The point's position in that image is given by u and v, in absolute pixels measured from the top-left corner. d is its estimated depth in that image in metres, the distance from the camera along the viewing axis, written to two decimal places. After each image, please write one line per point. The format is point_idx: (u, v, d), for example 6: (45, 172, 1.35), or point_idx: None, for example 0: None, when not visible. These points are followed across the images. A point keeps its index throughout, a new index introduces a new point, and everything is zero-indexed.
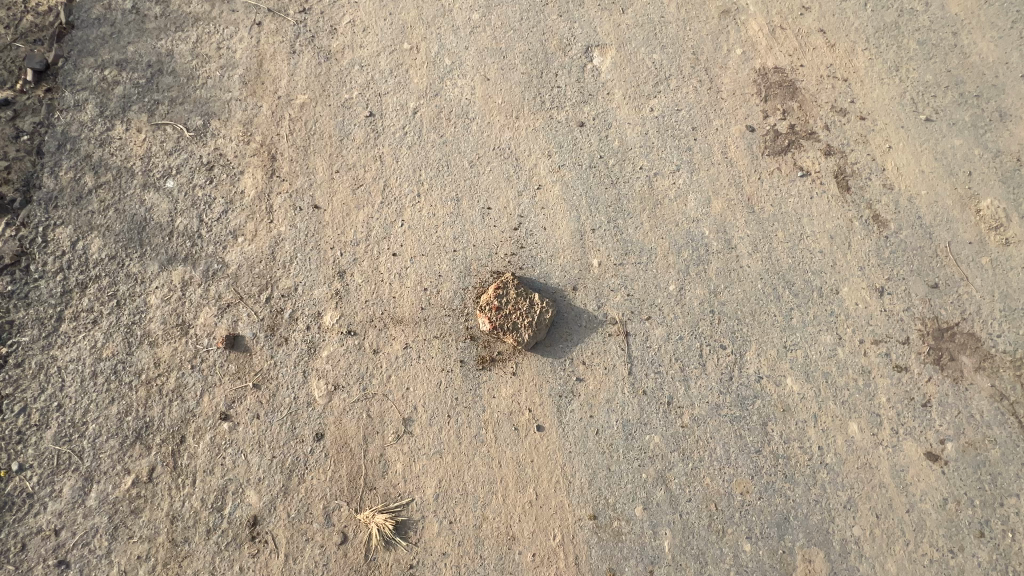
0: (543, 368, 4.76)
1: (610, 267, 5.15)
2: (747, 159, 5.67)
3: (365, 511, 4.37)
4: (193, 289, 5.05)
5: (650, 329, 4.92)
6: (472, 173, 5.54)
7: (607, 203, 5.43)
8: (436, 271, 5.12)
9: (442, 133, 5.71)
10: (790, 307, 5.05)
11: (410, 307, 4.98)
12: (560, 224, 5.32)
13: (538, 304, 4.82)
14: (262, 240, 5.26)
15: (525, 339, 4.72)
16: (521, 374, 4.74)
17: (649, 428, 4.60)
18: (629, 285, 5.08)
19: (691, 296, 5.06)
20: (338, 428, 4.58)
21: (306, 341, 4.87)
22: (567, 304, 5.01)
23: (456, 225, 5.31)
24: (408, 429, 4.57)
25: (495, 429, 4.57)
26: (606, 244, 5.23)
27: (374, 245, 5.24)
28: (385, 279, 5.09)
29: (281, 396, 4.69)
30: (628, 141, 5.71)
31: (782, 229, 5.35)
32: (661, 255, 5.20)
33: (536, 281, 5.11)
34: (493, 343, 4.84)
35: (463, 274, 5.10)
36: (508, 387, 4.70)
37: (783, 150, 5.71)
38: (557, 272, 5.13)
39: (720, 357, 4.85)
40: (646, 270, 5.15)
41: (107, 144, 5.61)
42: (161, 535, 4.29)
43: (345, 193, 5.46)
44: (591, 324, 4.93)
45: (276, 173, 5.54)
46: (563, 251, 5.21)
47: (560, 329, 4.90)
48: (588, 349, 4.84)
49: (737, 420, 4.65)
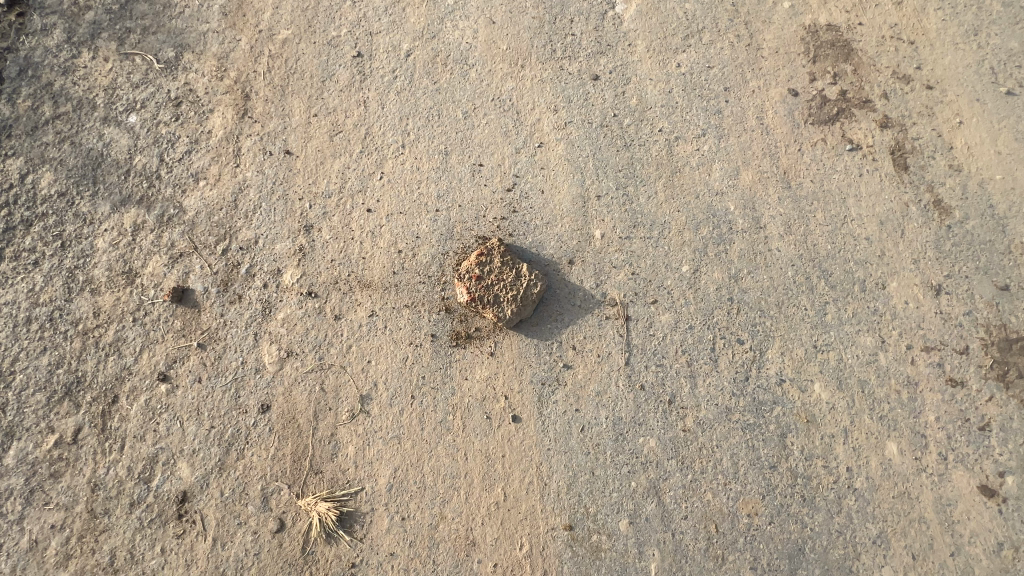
0: (527, 351, 4.10)
1: (614, 240, 4.42)
2: (787, 128, 4.85)
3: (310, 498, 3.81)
4: (144, 235, 4.53)
5: (655, 315, 4.21)
6: (465, 125, 4.86)
7: (617, 167, 4.69)
8: (414, 232, 4.48)
9: (435, 80, 5.01)
10: (825, 301, 4.26)
11: (381, 270, 4.37)
12: (561, 188, 4.61)
13: (526, 276, 4.16)
14: (225, 186, 4.70)
15: (507, 315, 4.07)
16: (500, 356, 4.09)
17: (644, 430, 3.90)
18: (635, 262, 4.36)
19: (707, 280, 4.31)
20: (287, 401, 4.03)
21: (262, 300, 4.32)
22: (561, 279, 4.32)
23: (442, 182, 4.65)
24: (365, 408, 3.99)
25: (463, 416, 3.95)
26: (612, 214, 4.51)
27: (347, 198, 4.63)
28: (357, 238, 4.49)
29: (227, 360, 4.16)
30: (648, 99, 4.94)
31: (822, 209, 4.54)
32: (675, 231, 4.46)
33: (527, 251, 4.42)
34: (471, 317, 4.19)
35: (444, 237, 4.46)
36: (484, 369, 4.05)
37: (830, 119, 4.87)
38: (552, 241, 4.43)
39: (735, 353, 4.12)
40: (657, 247, 4.41)
41: (70, 73, 5.05)
42: (79, 504, 3.82)
43: (322, 139, 4.85)
44: (587, 304, 4.24)
45: (248, 114, 4.96)
46: (560, 218, 4.50)
47: (549, 308, 4.22)
48: (580, 332, 4.16)
49: (751, 429, 3.91)
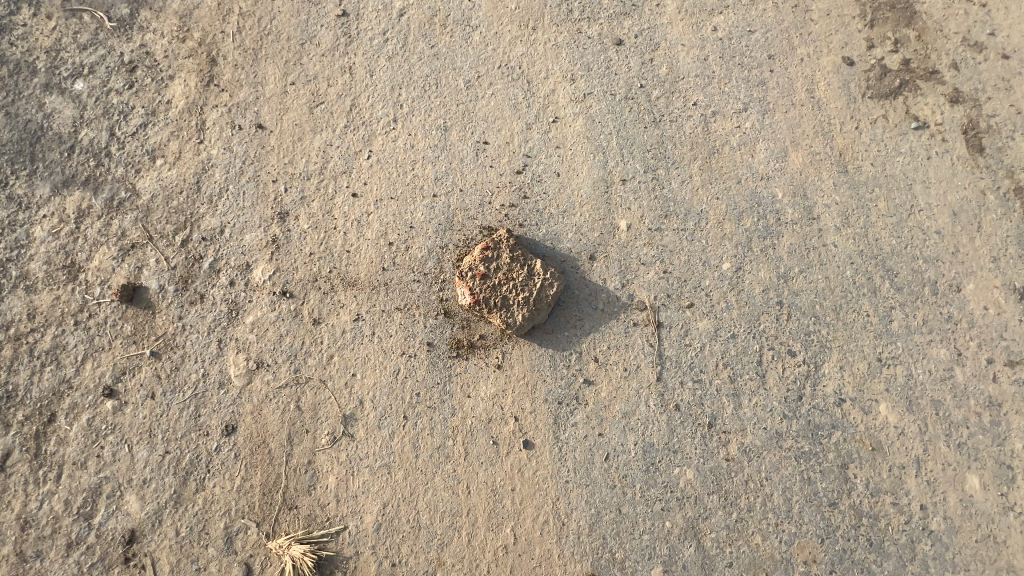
0: (540, 363, 3.47)
1: (642, 233, 3.77)
2: (841, 102, 4.16)
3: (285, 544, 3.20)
4: (89, 223, 3.85)
5: (691, 321, 3.58)
6: (468, 96, 4.16)
7: (645, 147, 4.02)
8: (407, 221, 3.82)
9: (432, 43, 4.28)
10: (890, 306, 3.62)
11: (368, 266, 3.71)
12: (579, 170, 3.94)
13: (540, 275, 3.51)
14: (186, 165, 4.01)
15: (518, 321, 3.44)
16: (509, 369, 3.45)
17: (680, 460, 3.30)
18: (666, 258, 3.72)
19: (752, 280, 3.67)
20: (256, 422, 3.40)
21: (228, 301, 3.66)
22: (580, 278, 3.67)
23: (440, 163, 3.97)
24: (349, 431, 3.37)
25: (465, 441, 3.33)
26: (640, 201, 3.85)
27: (329, 181, 3.95)
28: (340, 228, 3.82)
29: (185, 372, 3.51)
30: (680, 68, 4.24)
31: (885, 197, 3.88)
32: (714, 222, 3.80)
33: (540, 244, 3.76)
34: (474, 323, 3.55)
35: (443, 227, 3.79)
36: (490, 385, 3.42)
37: (890, 93, 4.19)
38: (570, 233, 3.77)
39: (785, 367, 3.50)
40: (693, 240, 3.76)
41: (6, 31, 4.27)
42: (7, 545, 3.21)
43: (300, 111, 4.16)
44: (611, 307, 3.60)
45: (214, 82, 4.24)
46: (579, 206, 3.84)
47: (567, 312, 3.58)
48: (603, 341, 3.52)
49: (807, 459, 3.31)
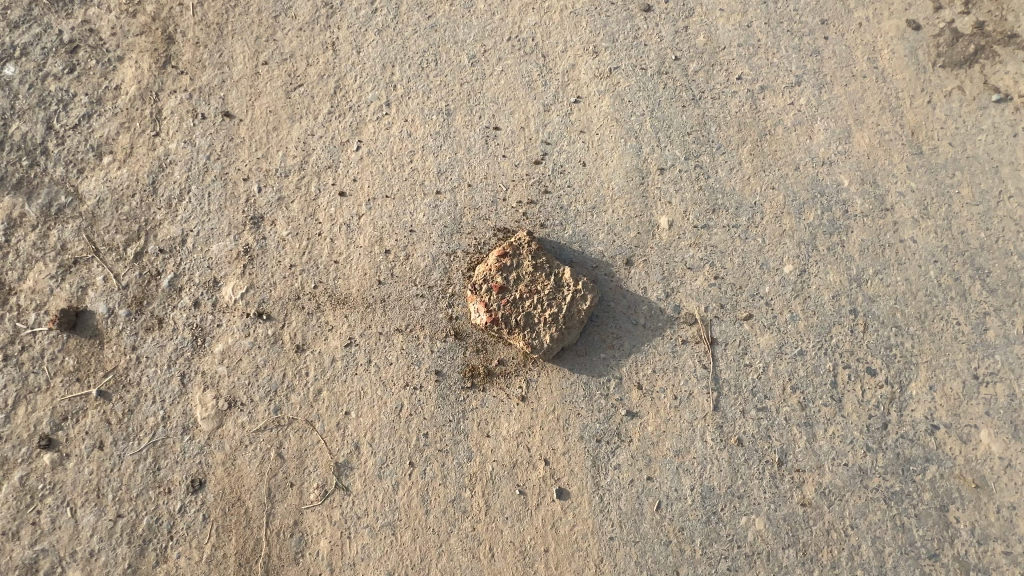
0: (572, 393, 2.88)
1: (686, 231, 3.18)
2: (909, 73, 3.55)
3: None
4: (22, 235, 3.19)
5: (751, 336, 2.99)
6: (473, 73, 3.52)
7: (685, 129, 3.41)
8: (406, 224, 3.19)
9: (428, 12, 3.60)
10: (983, 312, 3.06)
11: (361, 279, 3.10)
12: (608, 158, 3.33)
13: (569, 286, 2.91)
14: (140, 163, 3.35)
15: (544, 343, 2.84)
16: (536, 401, 2.86)
17: (746, 507, 2.74)
18: (717, 261, 3.13)
19: (819, 285, 3.09)
20: (229, 475, 2.80)
21: (192, 326, 3.03)
22: (615, 287, 3.07)
23: (443, 153, 3.34)
24: (344, 483, 2.78)
25: (486, 491, 2.75)
26: (681, 194, 3.26)
27: (312, 178, 3.32)
28: (326, 234, 3.19)
29: (140, 415, 2.88)
30: (721, 36, 3.59)
31: (968, 182, 3.30)
32: (771, 216, 3.21)
33: (567, 248, 3.15)
34: (491, 345, 2.95)
35: (450, 230, 3.17)
36: (512, 422, 2.83)
37: (966, 60, 3.56)
38: (601, 233, 3.17)
39: (864, 389, 2.93)
40: (747, 239, 3.17)
41: None
42: None
43: (275, 95, 3.50)
44: (654, 323, 3.01)
45: (172, 63, 3.56)
46: (610, 201, 3.23)
47: (601, 329, 2.98)
48: (646, 364, 2.94)
49: (897, 500, 2.76)
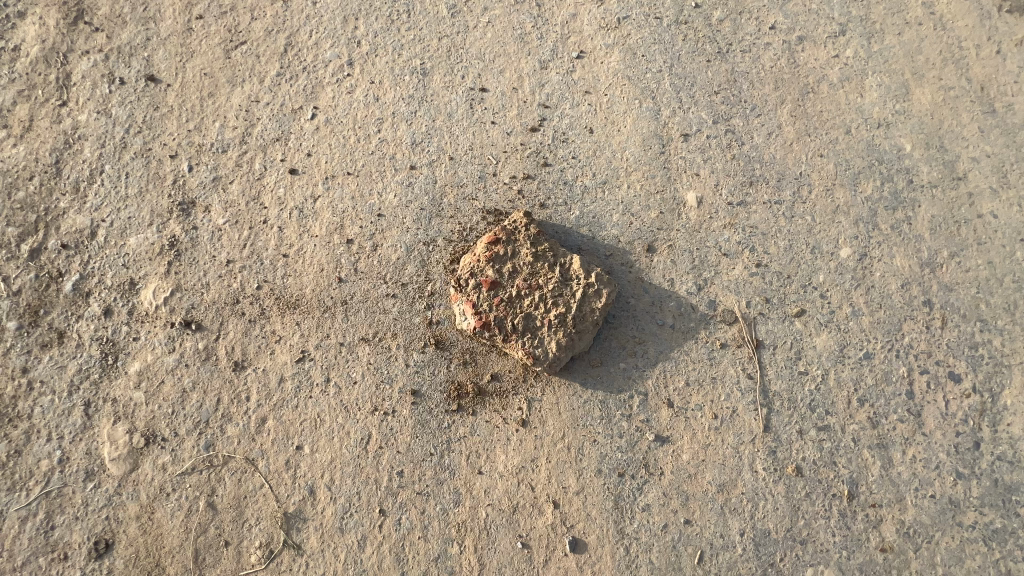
0: (585, 415, 2.28)
1: (719, 210, 2.59)
2: (974, 18, 2.98)
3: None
4: None
5: (804, 338, 2.41)
6: (454, 25, 2.89)
7: (711, 88, 2.82)
8: (373, 208, 2.57)
9: None
10: None
11: (316, 277, 2.47)
12: (620, 123, 2.73)
13: (579, 279, 2.30)
14: (41, 139, 2.69)
15: (549, 351, 2.24)
16: (540, 427, 2.27)
17: (810, 555, 2.16)
18: (758, 245, 2.54)
19: (885, 272, 2.51)
20: (147, 533, 2.17)
21: (101, 341, 2.39)
22: (635, 280, 2.47)
23: (418, 122, 2.73)
24: (297, 539, 2.17)
25: (479, 544, 2.16)
26: (711, 165, 2.67)
27: (256, 154, 2.68)
28: (273, 222, 2.56)
29: (32, 457, 2.24)
30: None
31: None
32: (820, 190, 2.63)
33: (573, 233, 2.55)
34: (482, 356, 2.35)
35: (427, 214, 2.55)
36: (511, 454, 2.24)
37: None
38: (615, 214, 2.57)
39: (948, 400, 2.35)
40: (793, 218, 2.59)
41: None
42: None
43: (210, 54, 2.85)
44: (684, 323, 2.42)
45: (84, 19, 2.86)
46: (624, 174, 2.64)
47: (619, 333, 2.39)
48: (677, 375, 2.34)
49: (998, 540, 2.19)
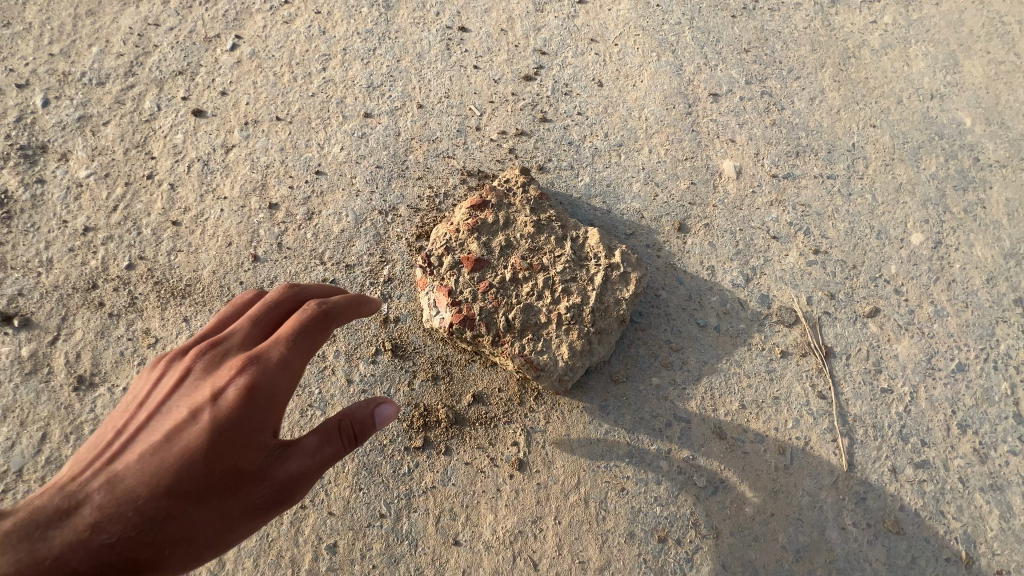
0: (608, 452, 1.60)
1: (763, 183, 2.04)
2: None
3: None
4: None
5: (882, 345, 1.85)
6: None
7: (738, 46, 2.27)
8: (310, 163, 1.87)
9: None
10: None
11: (219, 255, 1.72)
12: (636, 77, 2.16)
13: (599, 258, 1.67)
14: None
15: (559, 360, 1.57)
16: (544, 471, 1.57)
17: None
18: (814, 228, 1.99)
19: (965, 264, 1.99)
20: None
21: None
22: (664, 267, 1.86)
23: (377, 61, 2.06)
24: None
25: None
26: (748, 131, 2.12)
27: (146, 90, 1.93)
28: (162, 178, 1.80)
29: None
30: None
31: None
32: (880, 164, 2.13)
33: (582, 206, 1.94)
34: (459, 369, 1.64)
35: (387, 175, 1.87)
36: (503, 513, 1.53)
37: None
38: (634, 183, 1.98)
39: None
40: (852, 197, 2.06)
41: None
42: None
43: None
44: (732, 324, 1.80)
45: None
46: (645, 136, 2.06)
47: (648, 336, 1.75)
48: (728, 394, 1.71)
49: None
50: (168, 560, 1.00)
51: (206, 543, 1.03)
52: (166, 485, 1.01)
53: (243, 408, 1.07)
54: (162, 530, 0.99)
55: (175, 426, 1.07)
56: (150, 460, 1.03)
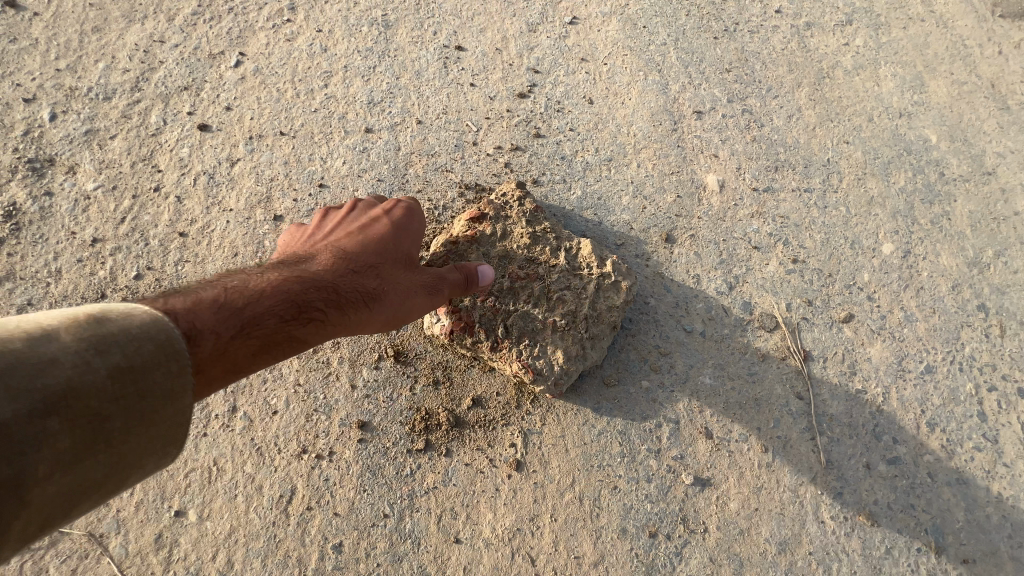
0: (601, 451, 1.69)
1: (744, 196, 2.16)
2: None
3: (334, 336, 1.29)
4: None
5: (856, 349, 1.96)
6: None
7: (720, 67, 2.39)
8: (313, 177, 1.95)
9: None
10: None
11: (225, 264, 1.83)
12: (624, 95, 2.27)
13: (591, 268, 1.76)
14: None
15: (554, 365, 1.65)
16: (541, 471, 1.65)
17: None
18: (792, 238, 2.11)
19: (932, 273, 2.12)
20: None
21: None
22: (652, 276, 1.97)
23: (377, 78, 2.14)
24: None
25: None
26: (730, 146, 2.24)
27: (152, 105, 2.01)
28: (168, 190, 1.91)
29: None
30: None
31: None
32: (853, 179, 2.26)
33: (575, 218, 2.04)
34: (459, 374, 1.71)
35: (388, 188, 1.97)
36: (501, 511, 1.60)
37: None
38: (624, 196, 2.08)
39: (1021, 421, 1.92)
40: (827, 209, 2.19)
41: None
42: None
43: None
44: (717, 330, 1.91)
45: None
46: (633, 151, 2.17)
47: (638, 341, 1.84)
48: (713, 396, 1.80)
49: None
50: (374, 306, 1.36)
51: (387, 312, 1.40)
52: (368, 256, 1.42)
53: (406, 224, 1.54)
54: (368, 283, 1.37)
55: (362, 228, 1.51)
56: (353, 242, 1.46)
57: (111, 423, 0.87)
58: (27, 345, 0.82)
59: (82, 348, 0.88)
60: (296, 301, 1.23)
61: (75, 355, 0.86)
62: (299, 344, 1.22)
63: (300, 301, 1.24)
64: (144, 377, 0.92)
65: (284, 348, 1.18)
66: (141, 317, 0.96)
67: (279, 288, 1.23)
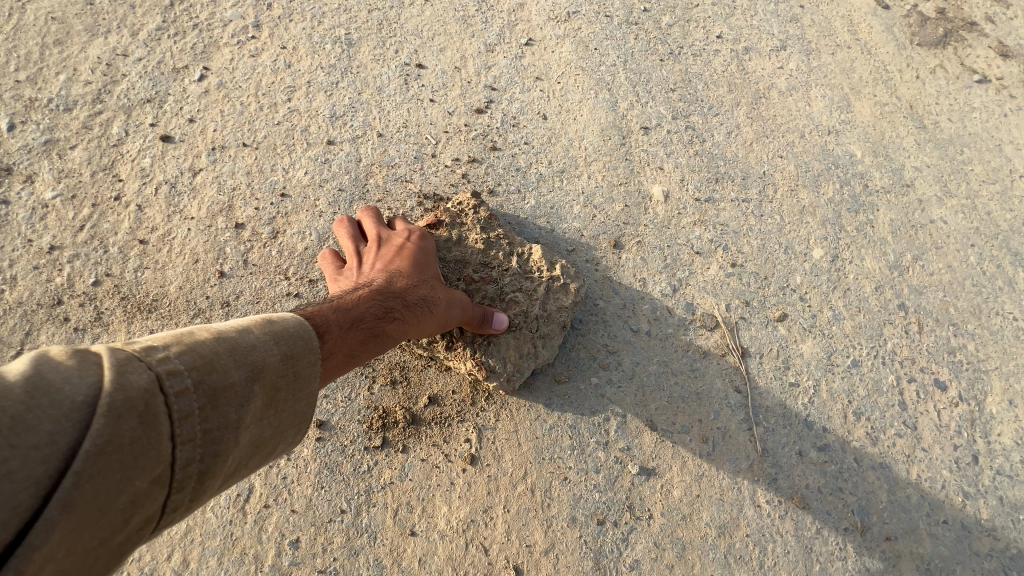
0: (551, 445, 1.78)
1: (687, 205, 2.31)
2: (911, 26, 2.86)
3: (411, 334, 1.52)
4: None
5: (789, 345, 2.12)
6: None
7: (665, 87, 2.57)
8: (275, 186, 2.02)
9: None
10: None
11: (186, 271, 1.87)
12: (576, 112, 2.42)
13: (541, 271, 1.86)
14: None
15: (506, 362, 1.74)
16: (494, 464, 1.73)
17: None
18: (731, 244, 2.27)
19: (858, 275, 2.31)
20: None
21: None
22: (601, 279, 2.09)
23: (339, 93, 2.23)
24: None
25: None
26: (674, 160, 2.40)
27: (114, 116, 2.05)
28: (128, 199, 1.94)
29: None
30: None
31: (995, 154, 2.60)
32: (786, 190, 2.45)
33: (529, 225, 2.15)
34: (416, 373, 1.79)
35: (349, 197, 2.05)
36: (456, 503, 1.68)
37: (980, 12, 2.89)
38: (575, 205, 2.21)
39: (937, 409, 2.09)
40: (762, 217, 2.36)
41: None
42: None
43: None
44: (661, 329, 2.04)
45: None
46: (584, 164, 2.31)
47: (587, 340, 1.95)
48: (658, 391, 1.92)
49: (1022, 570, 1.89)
50: (433, 309, 1.56)
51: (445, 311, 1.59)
52: (417, 268, 1.67)
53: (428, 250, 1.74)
54: (425, 289, 1.60)
55: (397, 254, 1.70)
56: (397, 265, 1.65)
57: (281, 393, 1.09)
58: (235, 334, 1.08)
59: (266, 338, 1.11)
60: (381, 304, 1.47)
61: (263, 341, 1.10)
62: (388, 339, 1.45)
63: (383, 304, 1.48)
64: (299, 362, 1.15)
65: (378, 342, 1.42)
66: (292, 319, 1.21)
67: (365, 296, 1.48)
